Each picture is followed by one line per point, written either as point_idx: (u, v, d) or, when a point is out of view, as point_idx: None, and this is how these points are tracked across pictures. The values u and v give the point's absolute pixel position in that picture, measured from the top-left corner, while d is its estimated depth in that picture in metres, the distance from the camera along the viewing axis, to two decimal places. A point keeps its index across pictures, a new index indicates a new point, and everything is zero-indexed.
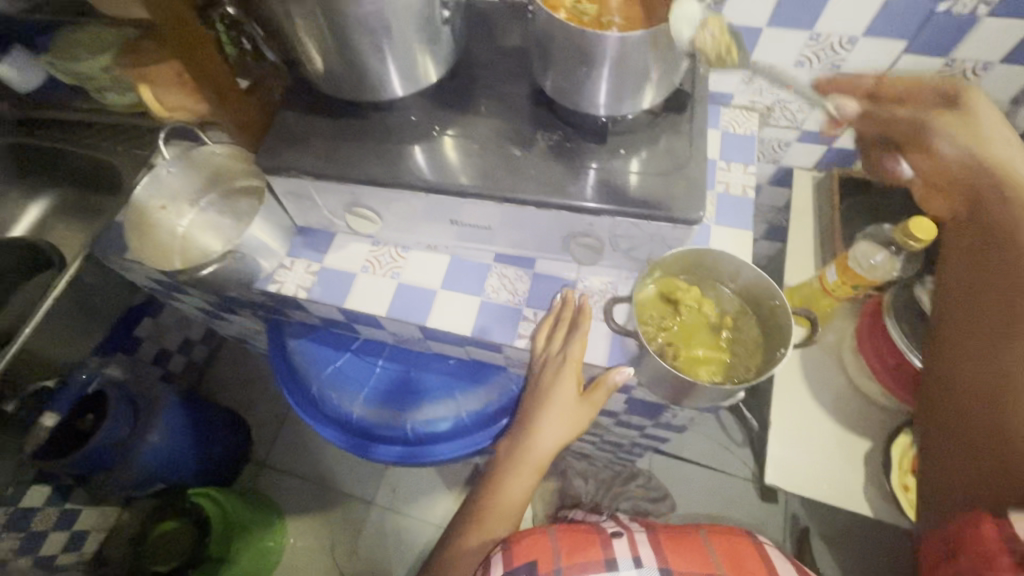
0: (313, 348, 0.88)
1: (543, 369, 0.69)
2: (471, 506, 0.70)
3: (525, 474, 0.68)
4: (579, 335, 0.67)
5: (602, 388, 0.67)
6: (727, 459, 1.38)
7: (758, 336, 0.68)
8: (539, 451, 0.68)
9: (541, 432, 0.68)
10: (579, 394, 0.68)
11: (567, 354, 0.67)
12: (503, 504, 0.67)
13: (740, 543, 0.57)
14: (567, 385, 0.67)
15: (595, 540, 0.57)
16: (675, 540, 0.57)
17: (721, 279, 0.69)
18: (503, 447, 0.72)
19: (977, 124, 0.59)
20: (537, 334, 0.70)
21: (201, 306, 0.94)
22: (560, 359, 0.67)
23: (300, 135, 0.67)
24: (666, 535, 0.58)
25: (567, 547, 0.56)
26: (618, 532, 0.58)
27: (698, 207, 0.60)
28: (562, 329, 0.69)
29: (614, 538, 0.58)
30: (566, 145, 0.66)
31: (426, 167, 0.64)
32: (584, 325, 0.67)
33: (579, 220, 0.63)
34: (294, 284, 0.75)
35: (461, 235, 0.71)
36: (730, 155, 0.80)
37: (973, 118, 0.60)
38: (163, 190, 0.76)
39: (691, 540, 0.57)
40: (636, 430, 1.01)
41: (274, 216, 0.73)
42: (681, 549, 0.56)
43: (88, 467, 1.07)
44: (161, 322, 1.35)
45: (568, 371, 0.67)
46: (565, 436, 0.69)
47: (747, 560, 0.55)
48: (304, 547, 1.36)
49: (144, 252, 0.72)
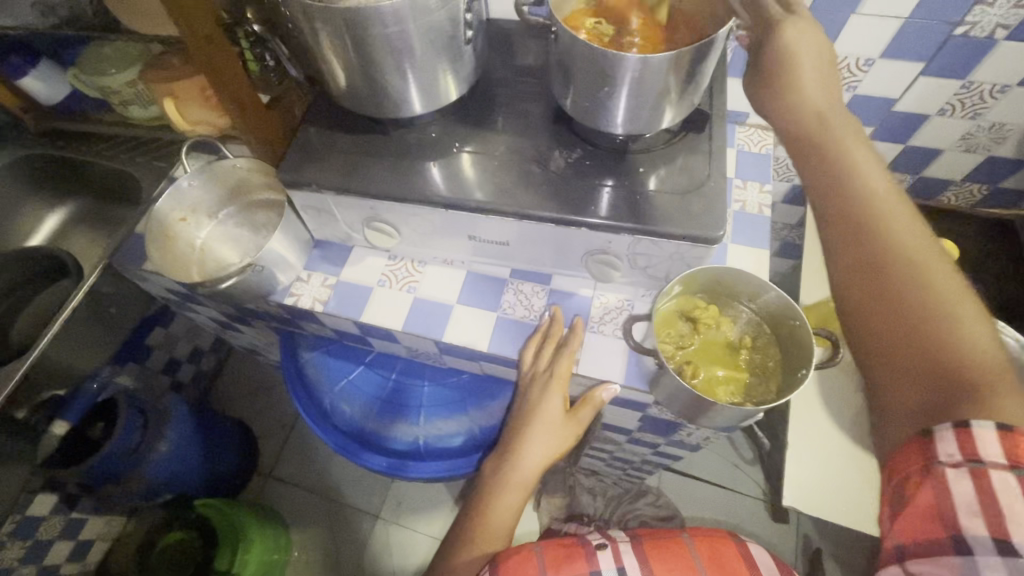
0: (326, 360, 0.85)
1: (530, 386, 0.67)
2: (461, 531, 0.64)
3: (511, 494, 0.64)
4: (568, 351, 0.65)
5: (590, 405, 0.65)
6: (737, 476, 1.34)
7: (783, 359, 0.64)
8: (525, 471, 0.65)
9: (526, 450, 0.66)
10: (566, 411, 0.67)
11: (554, 371, 0.65)
12: (492, 527, 0.62)
13: (723, 552, 0.55)
14: (553, 401, 0.65)
15: (581, 552, 0.54)
16: (660, 547, 0.55)
17: (739, 297, 0.67)
18: (487, 467, 0.68)
19: (799, 45, 0.54)
20: (526, 351, 0.68)
21: (215, 317, 0.93)
22: (547, 377, 0.66)
23: (319, 149, 0.67)
24: (651, 543, 0.55)
25: (553, 560, 0.52)
26: (603, 543, 0.55)
27: (719, 226, 0.58)
28: (548, 345, 0.67)
29: (601, 550, 0.54)
30: (586, 162, 0.64)
31: (444, 182, 0.63)
32: (573, 341, 0.65)
33: (599, 237, 0.61)
34: (310, 297, 0.73)
35: (478, 250, 0.69)
36: (747, 173, 0.78)
37: (802, 37, 0.54)
38: (185, 200, 0.74)
39: (677, 547, 0.55)
40: (647, 448, 0.97)
41: (292, 230, 0.70)
42: (666, 556, 0.53)
43: (98, 476, 1.05)
44: (172, 332, 1.35)
45: (555, 388, 0.65)
46: (551, 454, 0.66)
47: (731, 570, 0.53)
48: (309, 558, 1.34)
49: (163, 265, 0.71)
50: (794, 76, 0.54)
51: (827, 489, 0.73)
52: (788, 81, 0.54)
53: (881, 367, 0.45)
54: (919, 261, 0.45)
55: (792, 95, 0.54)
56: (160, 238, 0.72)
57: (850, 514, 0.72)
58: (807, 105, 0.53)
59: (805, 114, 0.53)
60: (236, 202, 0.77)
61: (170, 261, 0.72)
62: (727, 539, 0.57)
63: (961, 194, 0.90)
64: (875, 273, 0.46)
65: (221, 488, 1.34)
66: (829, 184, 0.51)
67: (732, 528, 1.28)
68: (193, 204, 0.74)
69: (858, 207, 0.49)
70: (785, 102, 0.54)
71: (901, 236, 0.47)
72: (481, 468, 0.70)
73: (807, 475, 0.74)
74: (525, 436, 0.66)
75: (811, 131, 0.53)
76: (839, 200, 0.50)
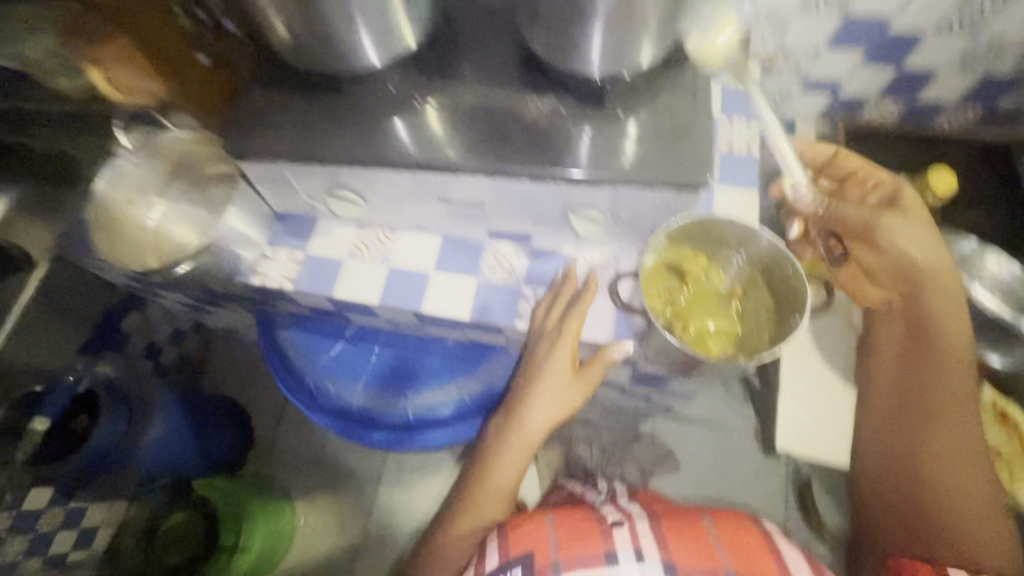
0: (306, 338, 0.82)
1: (538, 344, 0.66)
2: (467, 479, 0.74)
3: (516, 452, 0.70)
4: (579, 311, 0.62)
5: (600, 363, 0.64)
6: (730, 416, 1.36)
7: (776, 305, 0.63)
8: (531, 431, 0.69)
9: (532, 412, 0.68)
10: (574, 370, 0.66)
11: (564, 328, 0.63)
12: (493, 487, 0.71)
13: (744, 537, 0.60)
14: (564, 362, 0.64)
15: (596, 530, 0.59)
16: (676, 529, 0.60)
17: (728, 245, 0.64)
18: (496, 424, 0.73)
19: (921, 225, 0.69)
20: (538, 308, 0.66)
21: (183, 300, 0.89)
22: (556, 335, 0.64)
23: (268, 114, 0.60)
24: (668, 526, 0.60)
25: (565, 537, 0.58)
26: (619, 521, 0.61)
27: (707, 171, 0.54)
28: (559, 304, 0.64)
29: (615, 528, 0.59)
30: (560, 111, 0.59)
31: (412, 143, 0.58)
32: (586, 299, 0.63)
33: (579, 190, 0.57)
34: (278, 275, 0.69)
35: (452, 213, 0.65)
36: (732, 110, 0.73)
37: (911, 218, 0.69)
38: (127, 183, 0.68)
39: (695, 530, 0.60)
40: (640, 399, 0.97)
41: (250, 203, 0.67)
42: (681, 536, 0.58)
43: (90, 468, 1.04)
44: (148, 317, 1.29)
45: (564, 347, 0.63)
46: (558, 414, 0.68)
47: (749, 552, 0.58)
48: (317, 525, 1.36)
49: (115, 251, 0.65)
50: (900, 230, 0.69)
51: (812, 425, 0.75)
52: (923, 238, 0.69)
53: (901, 469, 0.74)
54: (966, 432, 0.70)
55: (905, 244, 0.68)
56: (106, 222, 0.66)
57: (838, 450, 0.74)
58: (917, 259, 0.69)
59: (918, 262, 0.69)
60: (182, 178, 0.69)
61: (121, 247, 0.66)
62: (749, 526, 0.63)
63: (952, 118, 0.84)
64: (912, 416, 0.72)
65: (223, 468, 1.34)
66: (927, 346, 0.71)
67: (726, 465, 1.32)
68: (137, 183, 0.69)
69: (922, 408, 0.71)
70: (902, 249, 0.69)
71: (954, 420, 0.70)
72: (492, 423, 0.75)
73: (798, 416, 0.75)
74: (532, 397, 0.67)
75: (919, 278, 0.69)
76: (928, 361, 0.71)
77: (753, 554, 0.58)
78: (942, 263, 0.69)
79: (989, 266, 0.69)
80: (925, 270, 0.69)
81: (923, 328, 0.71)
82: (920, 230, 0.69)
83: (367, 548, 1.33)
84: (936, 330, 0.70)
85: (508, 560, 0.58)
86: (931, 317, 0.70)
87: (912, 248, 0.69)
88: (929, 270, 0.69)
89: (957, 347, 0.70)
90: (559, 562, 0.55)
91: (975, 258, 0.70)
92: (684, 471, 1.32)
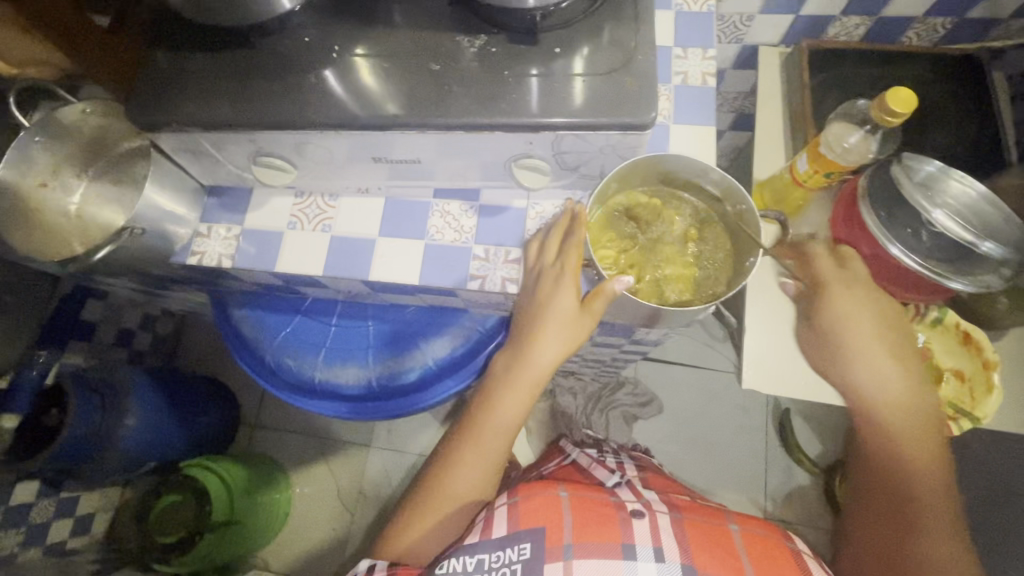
0: (261, 315, 0.80)
1: (537, 280, 0.60)
2: (466, 420, 0.66)
3: (520, 390, 0.62)
4: (574, 242, 0.57)
5: (601, 297, 0.56)
6: (710, 355, 1.37)
7: (732, 252, 0.62)
8: (535, 371, 0.61)
9: (540, 351, 0.60)
10: (579, 303, 0.58)
11: (563, 262, 0.57)
12: (490, 428, 0.64)
13: (772, 550, 0.56)
14: (565, 294, 0.58)
15: (614, 518, 0.55)
16: (696, 527, 0.57)
17: (679, 186, 0.62)
18: (496, 364, 0.66)
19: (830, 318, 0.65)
20: (529, 246, 0.61)
21: (132, 285, 0.86)
22: (556, 270, 0.58)
23: (177, 78, 0.54)
24: (688, 521, 0.57)
25: (580, 523, 0.54)
26: (639, 511, 0.56)
27: (653, 106, 0.50)
28: (554, 236, 0.59)
29: (634, 518, 0.55)
30: (492, 51, 0.53)
31: (346, 95, 0.53)
32: (579, 231, 0.57)
33: (519, 139, 0.53)
34: (216, 252, 0.66)
35: (392, 172, 0.61)
36: (687, 39, 0.69)
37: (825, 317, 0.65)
38: (38, 165, 0.63)
39: (714, 529, 0.58)
40: (615, 347, 0.96)
41: (170, 178, 0.62)
42: (701, 535, 0.56)
43: (69, 459, 1.01)
44: (112, 303, 1.24)
45: (567, 281, 0.57)
46: (564, 351, 0.60)
47: (780, 565, 0.54)
48: (314, 492, 1.38)
49: (34, 242, 0.61)
50: (830, 333, 0.65)
51: (786, 364, 0.71)
52: (864, 356, 0.64)
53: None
54: (944, 537, 0.63)
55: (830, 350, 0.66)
56: (22, 212, 0.61)
57: (808, 383, 0.70)
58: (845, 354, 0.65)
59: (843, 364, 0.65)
60: (101, 158, 0.66)
61: (44, 238, 0.61)
62: (778, 538, 0.58)
63: (923, 30, 0.79)
64: (891, 490, 0.68)
65: (210, 447, 1.34)
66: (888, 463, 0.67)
67: (707, 404, 1.34)
68: (49, 165, 0.63)
69: (891, 477, 0.68)
70: (830, 353, 0.66)
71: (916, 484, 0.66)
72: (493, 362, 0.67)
73: (770, 356, 0.71)
74: (533, 333, 0.60)
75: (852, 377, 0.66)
76: (879, 435, 0.67)
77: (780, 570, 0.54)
78: (901, 392, 0.65)
79: (958, 185, 0.63)
80: (871, 387, 0.65)
81: (881, 434, 0.67)
82: (869, 353, 0.65)
83: (365, 513, 1.35)
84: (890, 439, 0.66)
85: (512, 533, 0.53)
86: (887, 429, 0.66)
87: (855, 360, 0.65)
88: (878, 393, 0.65)
89: (923, 459, 0.65)
90: (573, 545, 0.52)
91: (943, 177, 0.63)
92: (667, 412, 1.34)
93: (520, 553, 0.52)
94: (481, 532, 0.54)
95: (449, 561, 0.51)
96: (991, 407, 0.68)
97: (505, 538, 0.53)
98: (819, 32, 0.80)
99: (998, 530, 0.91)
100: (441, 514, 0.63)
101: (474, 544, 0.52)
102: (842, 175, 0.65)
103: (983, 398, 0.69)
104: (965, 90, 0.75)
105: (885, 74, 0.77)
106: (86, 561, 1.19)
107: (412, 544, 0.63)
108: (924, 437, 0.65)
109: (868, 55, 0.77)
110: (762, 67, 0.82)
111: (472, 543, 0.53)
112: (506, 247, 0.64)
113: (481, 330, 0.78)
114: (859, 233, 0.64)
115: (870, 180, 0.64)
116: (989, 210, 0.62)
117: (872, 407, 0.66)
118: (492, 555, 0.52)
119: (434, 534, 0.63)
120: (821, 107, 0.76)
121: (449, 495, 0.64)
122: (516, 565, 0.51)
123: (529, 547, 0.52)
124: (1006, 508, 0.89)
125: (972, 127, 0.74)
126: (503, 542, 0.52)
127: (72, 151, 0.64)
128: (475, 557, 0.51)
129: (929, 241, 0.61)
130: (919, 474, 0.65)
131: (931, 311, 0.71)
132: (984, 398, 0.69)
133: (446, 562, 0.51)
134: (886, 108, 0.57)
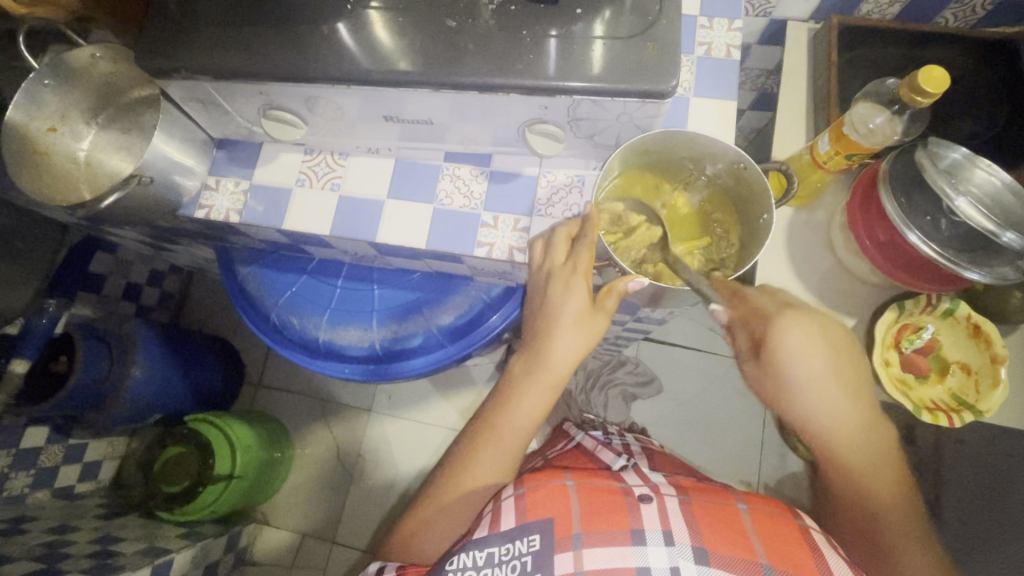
0: (267, 274, 0.82)
1: (551, 281, 0.58)
2: (481, 421, 0.63)
3: (538, 389, 0.60)
4: (586, 242, 0.56)
5: (614, 295, 0.56)
6: (713, 339, 1.37)
7: (740, 212, 0.64)
8: (556, 370, 0.59)
9: (555, 350, 0.59)
10: (591, 302, 0.58)
11: (574, 263, 0.57)
12: (507, 431, 0.61)
13: (781, 528, 0.53)
14: (576, 295, 0.57)
15: (622, 505, 0.53)
16: (709, 512, 0.53)
17: (656, 170, 0.64)
18: (513, 365, 0.63)
19: (789, 319, 0.57)
20: (535, 245, 0.60)
21: (141, 235, 0.88)
22: (568, 272, 0.57)
23: (188, 23, 0.53)
24: (699, 505, 0.54)
25: (587, 512, 0.52)
26: (647, 496, 0.54)
27: (673, 75, 0.49)
28: (561, 232, 0.58)
29: (642, 503, 0.53)
30: (511, 10, 0.52)
31: (358, 51, 0.51)
32: (591, 233, 0.55)
33: (533, 103, 0.51)
34: (223, 206, 0.67)
35: (402, 133, 0.60)
36: (714, 8, 0.66)
37: (785, 320, 0.57)
38: (48, 109, 0.62)
39: (730, 513, 0.54)
40: (619, 325, 0.95)
41: (181, 129, 0.61)
42: (717, 525, 0.52)
43: (76, 405, 1.04)
44: (121, 257, 1.24)
45: (575, 282, 0.57)
46: (580, 353, 0.59)
47: (787, 545, 0.51)
48: (314, 453, 1.41)
49: (43, 189, 0.60)
50: (788, 337, 0.57)
51: None
52: (810, 367, 0.57)
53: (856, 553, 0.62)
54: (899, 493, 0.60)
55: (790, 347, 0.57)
56: (33, 156, 0.61)
57: None
58: (803, 350, 0.57)
59: (801, 355, 0.57)
60: (112, 105, 0.65)
61: (53, 183, 0.61)
62: (788, 517, 0.55)
63: (961, 11, 0.75)
64: (859, 492, 0.61)
65: (214, 402, 1.36)
66: (845, 465, 0.60)
67: (707, 388, 1.34)
68: (58, 110, 0.63)
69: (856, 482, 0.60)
70: (788, 347, 0.57)
71: (883, 483, 0.59)
72: (509, 365, 0.64)
73: None
74: (552, 332, 0.59)
75: (815, 378, 0.58)
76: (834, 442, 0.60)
77: (787, 549, 0.50)
78: (843, 390, 0.58)
79: (982, 173, 0.61)
80: (822, 393, 0.58)
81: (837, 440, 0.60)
82: (817, 361, 0.57)
83: (364, 477, 1.38)
84: (838, 460, 0.60)
85: (520, 526, 0.52)
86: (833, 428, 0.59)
87: (804, 388, 0.58)
88: (816, 387, 0.58)
89: (870, 444, 0.59)
90: (582, 534, 0.50)
91: (968, 165, 0.62)
92: (666, 393, 1.34)
93: (530, 545, 0.51)
94: (489, 525, 0.53)
95: (459, 556, 0.51)
96: (996, 401, 0.67)
97: (512, 530, 0.52)
98: (852, 9, 0.76)
99: (989, 527, 0.91)
100: (447, 506, 0.61)
101: (482, 538, 0.52)
102: (865, 158, 0.63)
103: (991, 390, 0.67)
104: (997, 75, 0.72)
105: (914, 56, 0.74)
106: (93, 505, 1.22)
107: (415, 536, 0.61)
108: (869, 425, 0.59)
109: (903, 36, 0.74)
110: (789, 43, 0.79)
111: (480, 538, 0.52)
112: (515, 215, 0.63)
113: (484, 300, 0.78)
114: (877, 218, 0.63)
115: (893, 166, 0.62)
116: (1013, 201, 0.61)
117: (819, 417, 0.59)
118: (501, 548, 0.51)
119: (439, 528, 0.60)
120: (846, 88, 0.73)
121: (460, 488, 0.61)
122: (527, 556, 0.50)
123: (538, 538, 0.51)
124: (999, 505, 0.90)
125: (1001, 115, 0.71)
126: (512, 535, 0.51)
127: (84, 97, 0.64)
128: (484, 551, 0.51)
129: (948, 230, 0.60)
130: (872, 462, 0.59)
131: (945, 302, 0.69)
132: (993, 391, 0.67)
133: (455, 557, 0.51)
134: (916, 88, 0.56)
